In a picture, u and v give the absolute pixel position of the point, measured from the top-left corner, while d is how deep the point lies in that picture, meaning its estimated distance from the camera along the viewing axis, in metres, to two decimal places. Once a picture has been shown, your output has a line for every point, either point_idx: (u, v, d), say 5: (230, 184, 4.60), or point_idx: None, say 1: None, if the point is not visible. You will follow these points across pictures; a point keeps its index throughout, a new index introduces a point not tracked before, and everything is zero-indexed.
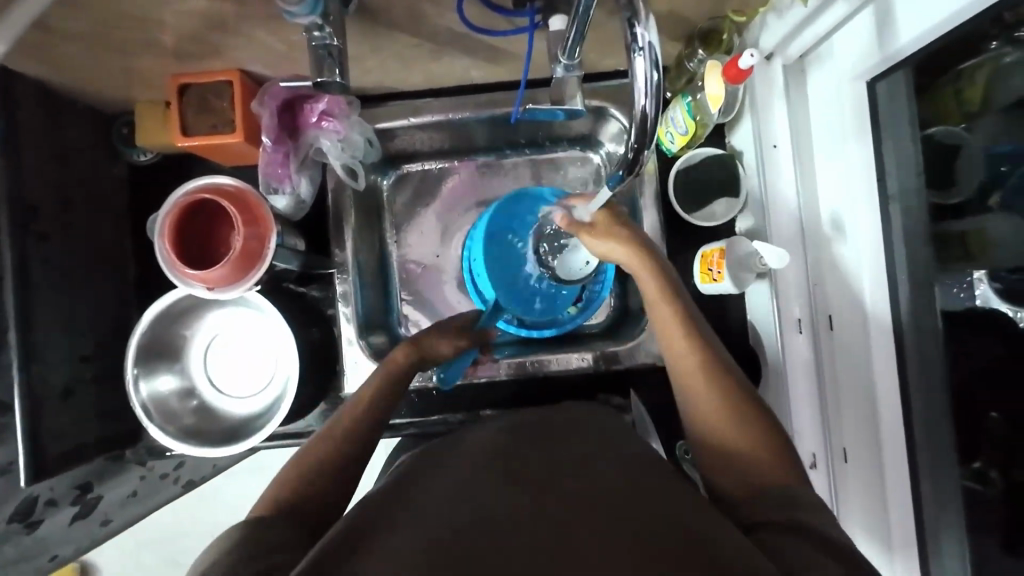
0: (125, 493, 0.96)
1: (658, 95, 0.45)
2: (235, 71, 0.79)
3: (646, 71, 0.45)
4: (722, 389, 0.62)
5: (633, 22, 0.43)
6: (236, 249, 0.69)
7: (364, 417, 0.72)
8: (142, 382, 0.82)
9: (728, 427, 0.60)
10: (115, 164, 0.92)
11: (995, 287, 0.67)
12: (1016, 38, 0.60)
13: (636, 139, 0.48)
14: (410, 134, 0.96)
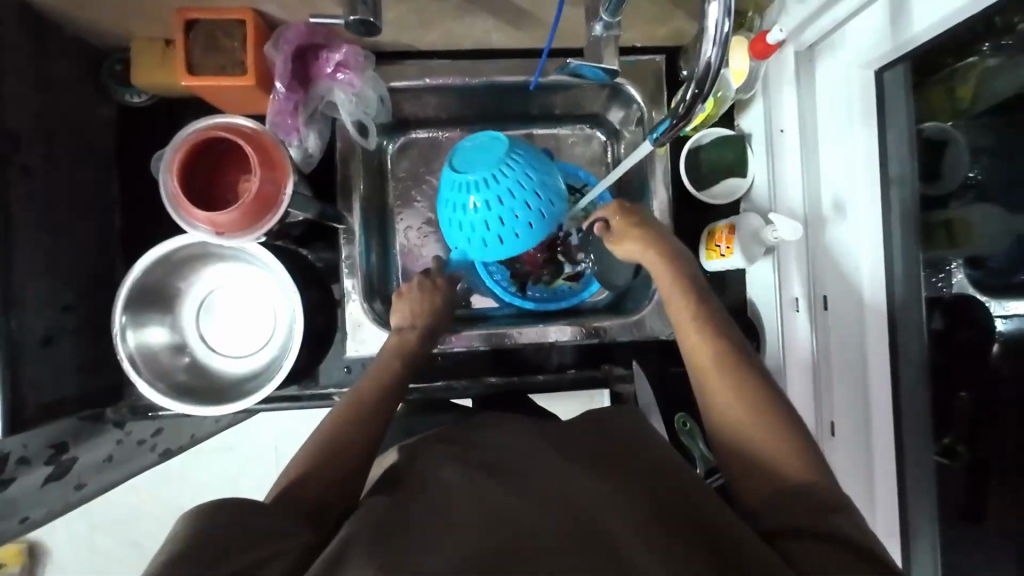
0: (100, 458, 0.91)
1: (720, 40, 0.48)
2: (248, 10, 0.75)
3: (719, 19, 0.48)
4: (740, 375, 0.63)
5: None
6: (253, 191, 0.66)
7: (358, 413, 0.70)
8: (130, 332, 0.77)
9: (756, 426, 0.59)
10: (102, 103, 0.86)
11: (970, 276, 0.73)
12: (1004, 44, 0.65)
13: (699, 87, 0.52)
14: (423, 95, 0.94)
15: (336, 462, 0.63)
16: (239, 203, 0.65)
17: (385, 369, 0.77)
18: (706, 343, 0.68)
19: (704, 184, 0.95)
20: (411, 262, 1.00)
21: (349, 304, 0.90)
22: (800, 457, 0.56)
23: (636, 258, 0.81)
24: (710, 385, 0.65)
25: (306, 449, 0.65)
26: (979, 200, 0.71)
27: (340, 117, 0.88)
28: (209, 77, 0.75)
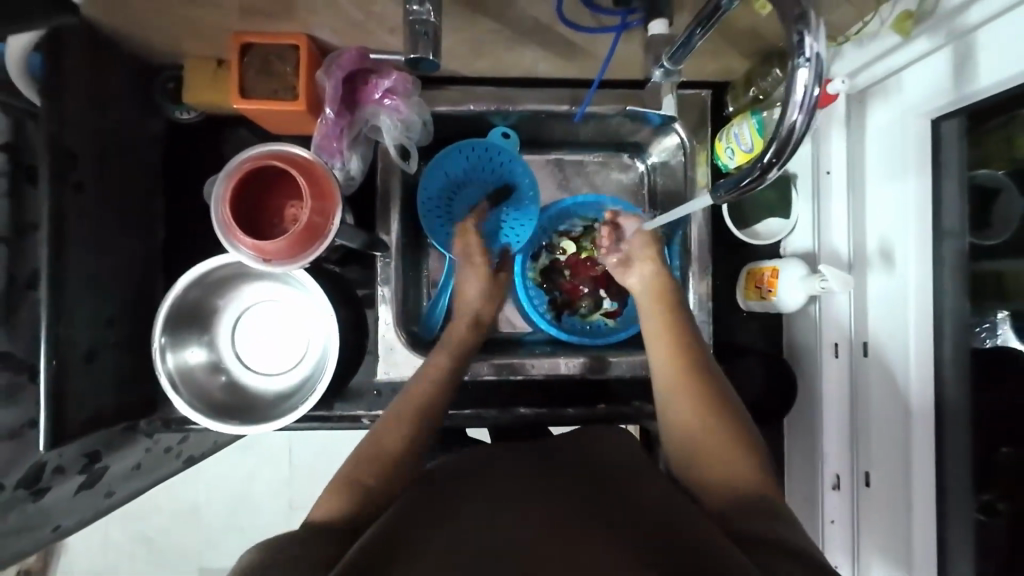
0: (129, 466, 0.91)
1: (809, 104, 0.49)
2: (303, 36, 0.76)
3: (808, 83, 0.48)
4: (707, 396, 0.70)
5: (803, 32, 0.48)
6: (301, 222, 0.66)
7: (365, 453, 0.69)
8: (170, 353, 0.79)
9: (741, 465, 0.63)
10: (154, 118, 0.87)
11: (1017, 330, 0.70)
12: None
13: (777, 150, 0.52)
14: (467, 119, 0.94)
15: (370, 482, 0.65)
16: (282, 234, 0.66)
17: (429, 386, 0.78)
18: (674, 371, 0.74)
19: (746, 221, 0.94)
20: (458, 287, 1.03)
21: (382, 328, 0.90)
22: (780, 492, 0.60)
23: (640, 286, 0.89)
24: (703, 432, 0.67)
25: (341, 471, 0.67)
26: None
27: (383, 140, 0.88)
28: (262, 101, 0.76)
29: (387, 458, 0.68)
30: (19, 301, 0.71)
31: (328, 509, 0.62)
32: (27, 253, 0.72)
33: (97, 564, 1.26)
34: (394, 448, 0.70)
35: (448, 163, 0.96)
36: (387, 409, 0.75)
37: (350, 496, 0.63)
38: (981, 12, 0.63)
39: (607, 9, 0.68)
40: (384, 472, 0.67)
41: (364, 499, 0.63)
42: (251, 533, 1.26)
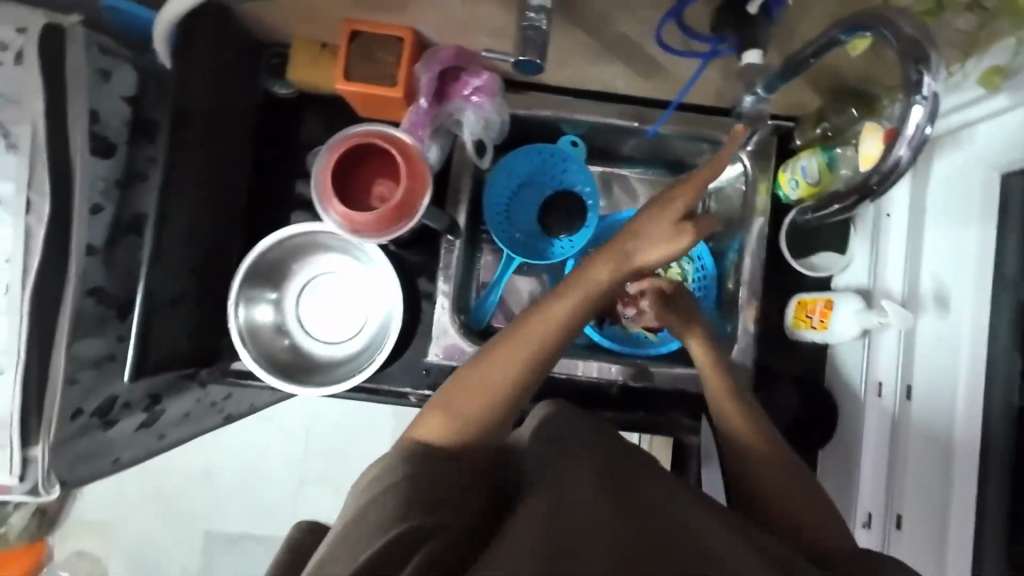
0: (180, 413, 0.96)
1: (918, 142, 0.54)
2: (409, 30, 0.81)
3: (921, 121, 0.53)
4: (774, 450, 0.70)
5: (924, 72, 0.51)
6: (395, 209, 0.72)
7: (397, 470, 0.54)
8: (242, 307, 0.85)
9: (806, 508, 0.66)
10: (255, 90, 0.93)
11: None
12: None
13: (882, 178, 0.58)
14: (542, 124, 0.99)
15: (475, 419, 0.61)
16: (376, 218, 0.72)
17: (554, 327, 0.65)
18: (742, 420, 0.71)
19: (800, 253, 0.96)
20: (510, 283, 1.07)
21: (437, 311, 0.94)
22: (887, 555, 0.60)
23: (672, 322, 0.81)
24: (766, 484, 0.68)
25: (450, 397, 0.63)
26: None
27: (462, 135, 0.93)
28: (362, 85, 0.82)
29: (505, 403, 0.63)
30: (120, 241, 0.77)
31: (436, 432, 0.59)
32: (134, 198, 0.78)
33: (116, 509, 1.30)
34: (500, 390, 0.63)
35: (516, 161, 1.01)
36: (500, 342, 0.65)
37: (459, 427, 0.60)
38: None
39: (702, 35, 0.72)
40: (493, 412, 0.62)
41: (464, 431, 0.60)
42: (267, 499, 1.30)
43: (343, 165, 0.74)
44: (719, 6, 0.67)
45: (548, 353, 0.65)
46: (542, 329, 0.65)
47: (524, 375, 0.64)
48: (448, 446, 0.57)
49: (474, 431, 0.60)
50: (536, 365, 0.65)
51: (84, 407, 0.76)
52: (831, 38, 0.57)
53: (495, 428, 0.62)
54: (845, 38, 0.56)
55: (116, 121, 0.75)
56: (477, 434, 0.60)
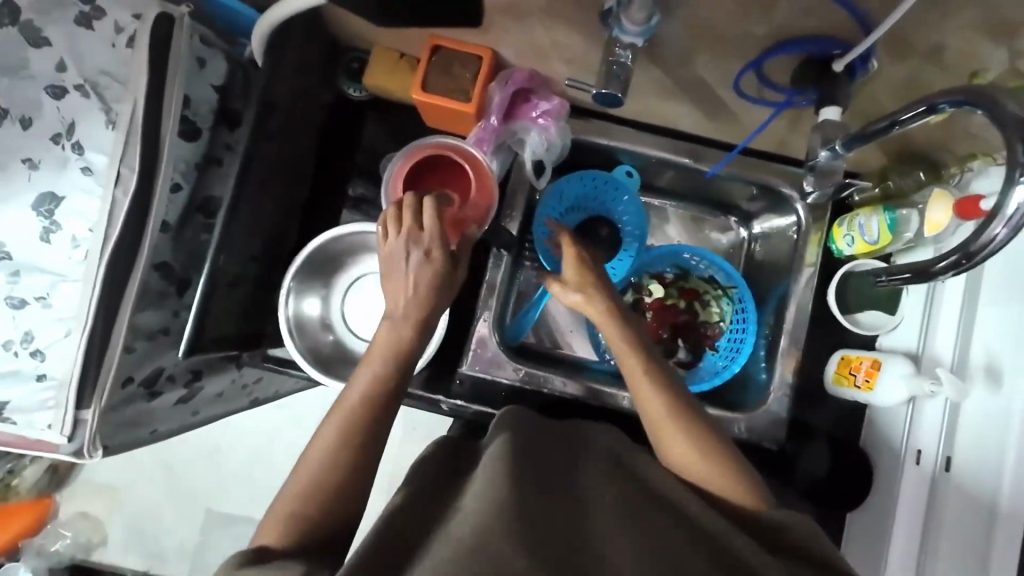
0: (215, 392, 0.98)
1: (1016, 222, 0.52)
2: (488, 50, 0.84)
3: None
4: (693, 431, 0.67)
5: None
6: (418, 254, 0.69)
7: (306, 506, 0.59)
8: (292, 298, 0.87)
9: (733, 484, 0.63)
10: (330, 90, 0.97)
11: None
12: None
13: (973, 252, 0.56)
14: (601, 152, 1.00)
15: (332, 478, 0.61)
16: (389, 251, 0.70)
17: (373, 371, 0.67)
18: (662, 412, 0.69)
19: (848, 308, 0.95)
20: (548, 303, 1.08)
21: (477, 322, 0.96)
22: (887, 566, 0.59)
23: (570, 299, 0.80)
24: (681, 462, 0.66)
25: (312, 452, 0.63)
26: None
27: (523, 154, 0.95)
28: (438, 97, 0.84)
29: (331, 452, 0.62)
30: (191, 221, 0.80)
31: (276, 536, 0.57)
32: (208, 181, 0.81)
33: (128, 476, 1.32)
34: (364, 425, 0.64)
35: (568, 184, 1.01)
36: (335, 400, 0.66)
37: (291, 528, 0.58)
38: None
39: (778, 86, 0.73)
40: (352, 464, 0.62)
41: (324, 497, 0.60)
42: (273, 487, 1.31)
43: (415, 167, 0.87)
44: (803, 61, 0.68)
45: (421, 318, 0.70)
46: (421, 283, 0.70)
47: (377, 399, 0.66)
48: (304, 543, 0.57)
49: (316, 502, 0.60)
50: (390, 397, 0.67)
51: (134, 376, 0.78)
52: (932, 104, 0.56)
53: (360, 471, 0.63)
54: (947, 107, 0.55)
55: (204, 108, 0.78)
56: (339, 478, 0.61)
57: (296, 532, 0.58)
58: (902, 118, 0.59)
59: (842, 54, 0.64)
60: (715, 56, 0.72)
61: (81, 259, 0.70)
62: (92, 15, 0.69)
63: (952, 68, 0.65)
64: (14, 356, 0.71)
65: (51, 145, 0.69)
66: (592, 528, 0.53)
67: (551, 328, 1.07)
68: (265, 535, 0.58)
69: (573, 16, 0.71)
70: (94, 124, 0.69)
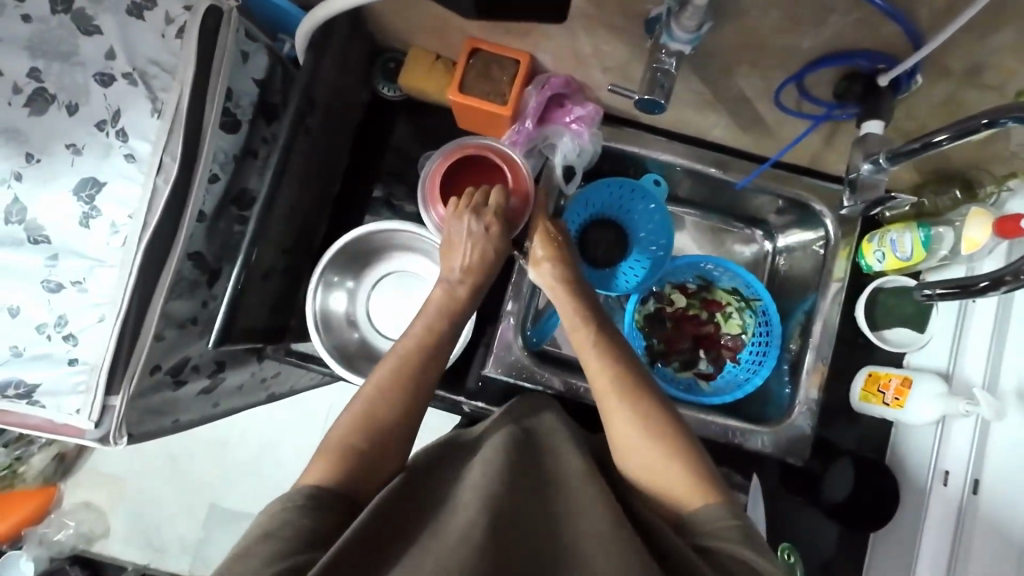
0: (236, 384, 0.98)
1: None
2: (527, 54, 0.85)
3: None
4: (638, 410, 0.68)
5: None
6: (480, 226, 0.81)
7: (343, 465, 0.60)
8: (320, 293, 0.87)
9: (677, 479, 0.63)
10: (364, 89, 0.98)
11: None
12: None
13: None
14: (630, 159, 1.01)
15: (377, 420, 0.64)
16: (456, 221, 0.81)
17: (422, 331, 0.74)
18: (618, 399, 0.69)
19: (875, 324, 0.95)
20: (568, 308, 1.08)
21: (501, 325, 0.95)
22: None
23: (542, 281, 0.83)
24: (630, 451, 0.66)
25: (358, 399, 0.66)
26: None
27: (554, 159, 0.96)
28: (474, 100, 0.85)
29: (378, 401, 0.65)
30: (225, 213, 0.80)
31: (319, 475, 0.59)
32: (243, 174, 0.82)
33: (136, 468, 1.32)
34: (412, 376, 0.69)
35: (593, 191, 1.02)
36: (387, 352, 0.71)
37: (340, 463, 0.60)
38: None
39: (817, 99, 0.73)
40: (390, 410, 0.66)
41: (372, 436, 0.63)
42: (281, 484, 1.30)
43: (456, 164, 0.87)
44: (846, 75, 0.68)
45: (472, 284, 0.80)
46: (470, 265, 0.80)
47: (429, 350, 0.72)
48: (340, 488, 0.58)
49: (369, 439, 0.63)
50: (435, 354, 0.72)
51: (163, 363, 0.78)
52: (993, 118, 0.54)
53: (405, 422, 0.66)
54: (1010, 122, 0.53)
55: (245, 101, 0.79)
56: (391, 421, 0.65)
57: (347, 464, 0.60)
58: (956, 133, 0.58)
59: (888, 68, 0.64)
60: (757, 67, 0.72)
61: (119, 245, 0.70)
62: (144, 6, 0.70)
63: (996, 87, 0.65)
64: (47, 340, 0.71)
65: (95, 131, 0.70)
66: (570, 522, 0.56)
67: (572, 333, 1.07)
68: (308, 475, 0.59)
69: (617, 23, 0.72)
70: (140, 112, 0.70)
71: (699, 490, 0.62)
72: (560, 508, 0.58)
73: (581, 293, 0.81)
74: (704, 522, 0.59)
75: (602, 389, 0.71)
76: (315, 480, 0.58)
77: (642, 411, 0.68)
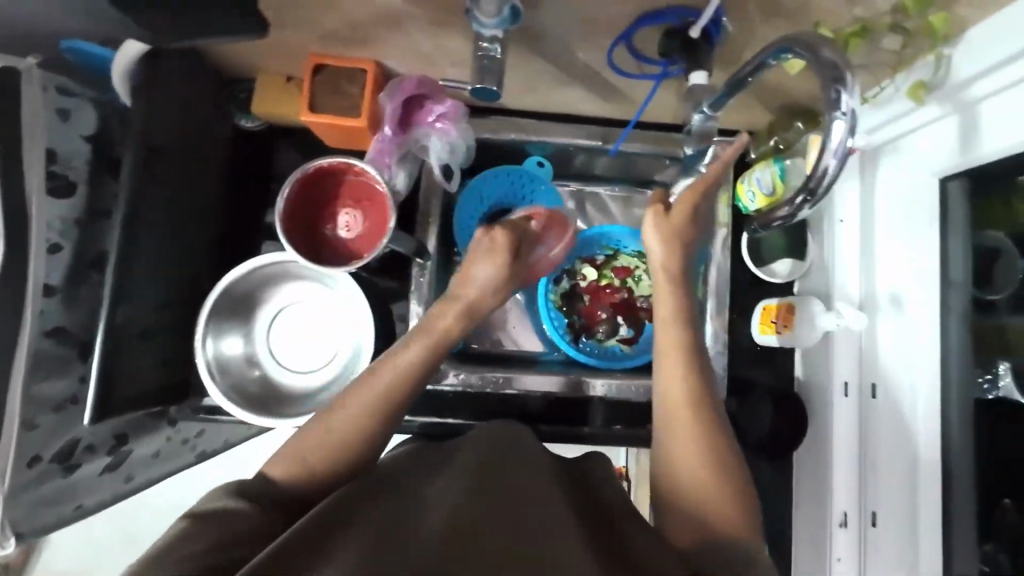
0: (149, 453, 0.94)
1: (839, 155, 0.56)
2: (371, 62, 0.83)
3: (842, 134, 0.55)
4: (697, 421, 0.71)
5: (840, 89, 0.54)
6: (484, 241, 0.86)
7: (309, 463, 0.65)
8: (210, 341, 0.84)
9: (704, 497, 0.65)
10: (223, 123, 0.94)
11: (1017, 382, 0.75)
12: None
13: (812, 186, 0.60)
14: (508, 147, 1.01)
15: (350, 427, 0.68)
16: (467, 264, 0.86)
17: (416, 358, 0.74)
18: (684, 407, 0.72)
19: (762, 260, 1.00)
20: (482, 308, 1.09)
21: (413, 335, 0.95)
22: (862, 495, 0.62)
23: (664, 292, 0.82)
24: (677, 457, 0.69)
25: (338, 404, 0.70)
26: None
27: (430, 160, 0.95)
28: (329, 116, 0.83)
29: (358, 410, 0.69)
30: (84, 279, 0.76)
31: (285, 471, 0.64)
32: (97, 237, 0.77)
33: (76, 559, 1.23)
34: (376, 405, 0.69)
35: (487, 185, 1.04)
36: (363, 374, 0.73)
37: (293, 475, 0.63)
38: (988, 86, 0.69)
39: (650, 60, 0.75)
40: (365, 423, 0.69)
41: (318, 467, 0.65)
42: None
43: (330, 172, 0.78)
44: (666, 32, 0.70)
45: (462, 312, 0.81)
46: (469, 277, 0.84)
47: (410, 378, 0.73)
48: (300, 483, 0.63)
49: (337, 441, 0.67)
50: (406, 382, 0.72)
51: (44, 453, 0.74)
52: (762, 60, 0.62)
53: (372, 430, 0.69)
54: (772, 60, 0.61)
55: (77, 161, 0.75)
56: (343, 450, 0.67)
57: (294, 480, 0.63)
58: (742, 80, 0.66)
59: (696, 20, 0.67)
60: (588, 40, 0.73)
61: None
62: None
63: (802, 22, 0.69)
64: None
65: None
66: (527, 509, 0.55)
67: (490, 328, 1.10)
68: (276, 466, 0.64)
69: (444, 19, 0.71)
70: None
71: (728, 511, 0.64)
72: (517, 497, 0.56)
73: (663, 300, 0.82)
74: (702, 522, 0.63)
75: (672, 397, 0.73)
76: (278, 472, 0.64)
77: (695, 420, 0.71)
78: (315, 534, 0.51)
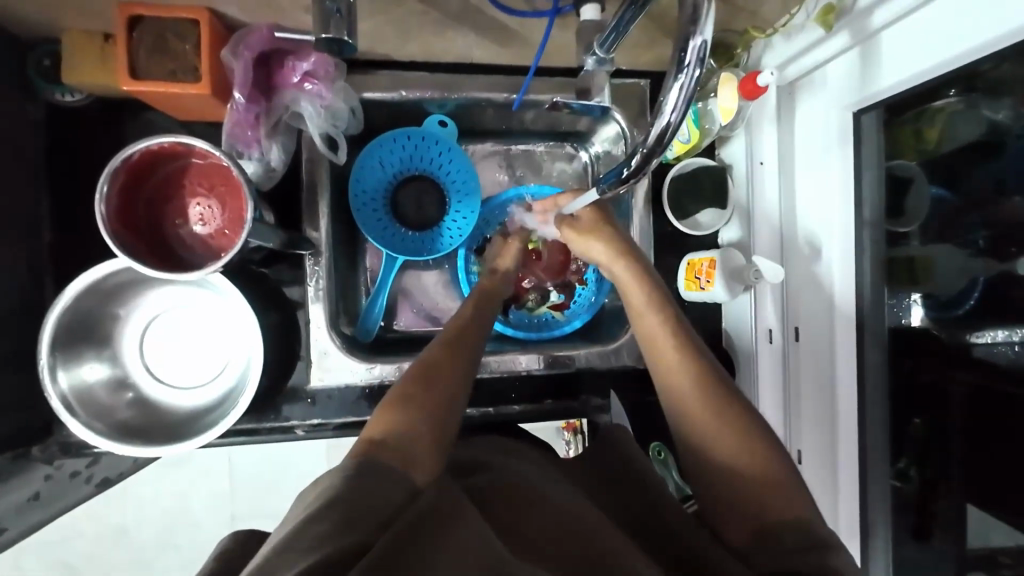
0: (23, 499, 0.77)
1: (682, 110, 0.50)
2: (201, 9, 0.67)
3: (682, 87, 0.49)
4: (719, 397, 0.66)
5: (692, 33, 0.47)
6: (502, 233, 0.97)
7: (410, 419, 0.61)
8: (61, 373, 0.71)
9: (753, 496, 0.59)
10: (30, 101, 0.76)
11: (925, 306, 0.75)
12: (973, 89, 0.66)
13: (651, 146, 0.54)
14: (399, 107, 0.88)
15: (442, 378, 0.68)
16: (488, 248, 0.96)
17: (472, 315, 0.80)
18: (697, 393, 0.67)
19: (686, 212, 0.94)
20: (397, 290, 0.99)
21: (314, 332, 0.84)
22: (775, 453, 0.61)
23: (594, 254, 0.85)
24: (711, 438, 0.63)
25: (425, 360, 0.70)
26: (934, 239, 0.73)
27: (307, 129, 0.81)
28: (158, 84, 0.67)
29: (446, 362, 0.70)
30: None
31: (388, 425, 0.59)
32: None
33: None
34: (461, 364, 0.71)
35: (386, 150, 0.91)
36: (436, 338, 0.75)
37: (401, 419, 0.60)
38: (885, 15, 0.67)
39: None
40: (457, 378, 0.69)
41: (420, 415, 0.62)
42: (199, 550, 1.22)
43: (167, 153, 0.68)
44: None
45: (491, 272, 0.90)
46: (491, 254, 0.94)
47: (469, 336, 0.75)
48: (404, 438, 0.58)
49: (427, 394, 0.65)
50: (477, 337, 0.76)
51: None
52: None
53: (460, 382, 0.68)
54: None
55: None
56: (443, 393, 0.66)
57: (399, 430, 0.59)
58: (624, 24, 0.59)
59: None
60: None
61: None
62: None
63: None
64: None
65: None
66: (561, 537, 0.53)
67: (410, 309, 0.99)
68: (376, 424, 0.60)
69: None
70: None
71: (779, 502, 0.57)
72: (525, 507, 0.56)
73: (636, 269, 0.80)
74: (759, 518, 0.57)
75: (679, 380, 0.69)
76: (384, 427, 0.59)
77: (719, 397, 0.66)
78: (414, 526, 0.46)
